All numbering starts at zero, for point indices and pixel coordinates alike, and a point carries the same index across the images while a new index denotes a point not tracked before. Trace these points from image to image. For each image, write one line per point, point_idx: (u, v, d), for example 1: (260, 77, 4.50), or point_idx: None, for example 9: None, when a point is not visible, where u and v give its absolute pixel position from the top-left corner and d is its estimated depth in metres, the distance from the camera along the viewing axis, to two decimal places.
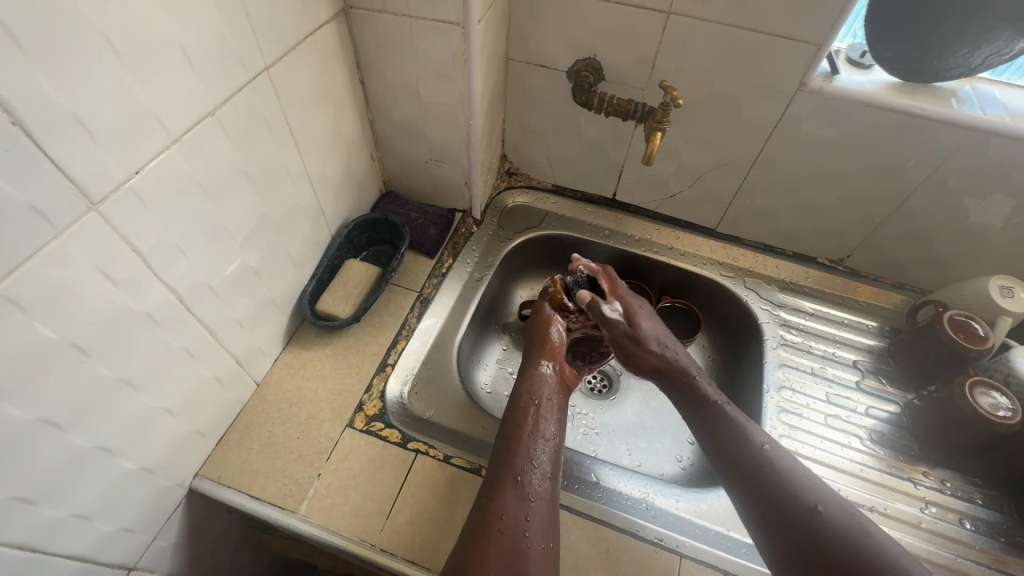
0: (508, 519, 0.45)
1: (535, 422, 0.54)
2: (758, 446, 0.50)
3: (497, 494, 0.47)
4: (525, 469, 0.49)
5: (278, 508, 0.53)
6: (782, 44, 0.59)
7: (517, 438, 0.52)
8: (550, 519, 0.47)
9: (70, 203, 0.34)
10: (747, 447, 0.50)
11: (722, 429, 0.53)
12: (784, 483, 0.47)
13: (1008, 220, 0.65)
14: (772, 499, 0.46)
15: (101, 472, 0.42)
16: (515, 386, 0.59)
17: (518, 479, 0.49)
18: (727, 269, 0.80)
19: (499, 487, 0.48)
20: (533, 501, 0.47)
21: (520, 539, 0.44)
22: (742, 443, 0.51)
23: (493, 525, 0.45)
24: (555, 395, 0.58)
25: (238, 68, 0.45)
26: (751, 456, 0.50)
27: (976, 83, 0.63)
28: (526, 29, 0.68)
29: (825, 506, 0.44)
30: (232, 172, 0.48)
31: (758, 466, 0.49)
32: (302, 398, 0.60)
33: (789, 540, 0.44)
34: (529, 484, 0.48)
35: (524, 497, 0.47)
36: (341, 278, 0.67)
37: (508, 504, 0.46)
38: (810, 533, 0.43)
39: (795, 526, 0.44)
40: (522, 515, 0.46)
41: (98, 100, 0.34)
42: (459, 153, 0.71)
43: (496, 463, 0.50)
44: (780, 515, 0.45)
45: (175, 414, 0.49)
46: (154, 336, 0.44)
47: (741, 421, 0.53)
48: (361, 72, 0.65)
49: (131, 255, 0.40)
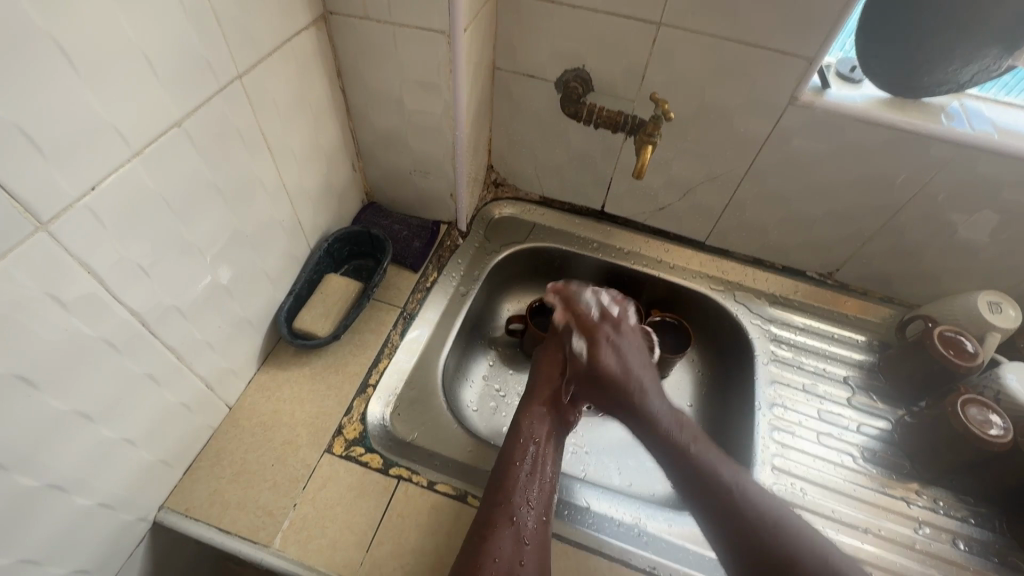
0: (501, 562, 0.44)
1: (531, 466, 0.53)
2: (724, 483, 0.50)
3: (491, 534, 0.46)
4: (520, 508, 0.49)
5: (250, 541, 0.50)
6: (773, 58, 0.58)
7: (511, 475, 0.51)
8: (543, 565, 0.46)
9: (16, 224, 0.31)
10: (713, 489, 0.50)
11: (691, 470, 0.52)
12: (751, 523, 0.48)
13: (995, 235, 0.65)
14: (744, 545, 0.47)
15: (52, 512, 0.39)
16: (513, 421, 0.57)
17: (513, 517, 0.48)
18: (717, 283, 0.79)
19: (492, 526, 0.47)
20: (527, 543, 0.47)
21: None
22: (710, 485, 0.50)
23: (486, 567, 0.44)
24: (551, 435, 0.57)
25: (209, 76, 0.43)
26: (718, 498, 0.49)
27: (964, 99, 0.62)
28: (513, 39, 0.67)
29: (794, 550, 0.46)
30: (201, 186, 0.45)
31: (731, 510, 0.48)
32: (278, 422, 0.57)
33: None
34: (523, 523, 0.48)
35: (517, 537, 0.46)
36: (321, 293, 0.64)
37: (502, 548, 0.45)
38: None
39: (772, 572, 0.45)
40: (516, 560, 0.45)
41: (46, 112, 0.31)
42: (444, 165, 0.69)
43: (489, 500, 0.49)
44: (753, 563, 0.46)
45: (138, 444, 0.46)
46: (112, 363, 0.41)
47: (704, 460, 0.52)
48: (341, 81, 0.63)
49: (87, 278, 0.37)
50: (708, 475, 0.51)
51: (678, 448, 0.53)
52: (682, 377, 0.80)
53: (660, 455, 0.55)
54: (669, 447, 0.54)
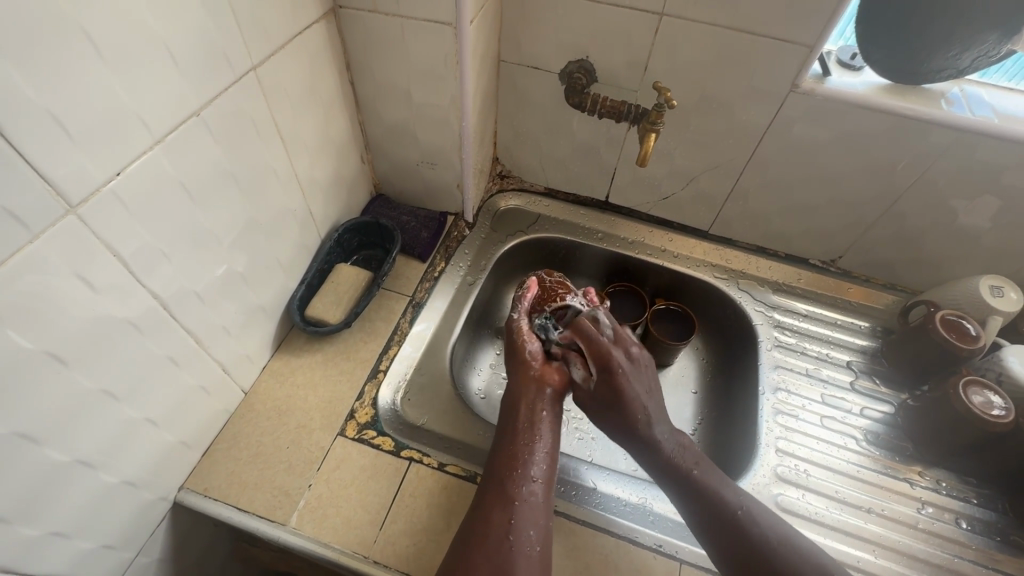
0: (492, 526, 0.45)
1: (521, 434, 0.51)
2: (736, 515, 0.48)
3: (485, 501, 0.48)
4: (516, 473, 0.49)
5: (268, 520, 0.51)
6: (773, 46, 0.59)
7: (507, 444, 0.51)
8: (536, 523, 0.46)
9: (48, 206, 0.33)
10: (726, 519, 0.48)
11: (704, 504, 0.49)
12: (766, 556, 0.46)
13: (995, 220, 0.66)
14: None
15: (80, 487, 0.41)
16: (506, 394, 0.56)
17: (509, 485, 0.48)
18: (721, 271, 0.80)
19: (487, 495, 0.48)
20: (520, 504, 0.47)
21: (505, 547, 0.44)
22: (724, 516, 0.48)
23: (479, 532, 0.45)
24: (548, 404, 0.54)
25: (225, 67, 0.44)
26: (733, 534, 0.47)
27: (964, 85, 0.63)
28: (518, 30, 0.68)
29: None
30: (216, 174, 0.46)
31: (740, 539, 0.47)
32: (292, 406, 0.59)
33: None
34: (517, 488, 0.48)
35: (510, 502, 0.47)
36: (332, 282, 0.66)
37: (494, 513, 0.46)
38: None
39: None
40: (508, 522, 0.46)
41: (75, 99, 0.33)
42: (450, 156, 0.71)
43: (491, 473, 0.50)
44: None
45: (160, 424, 0.47)
46: (137, 344, 0.42)
47: (715, 490, 0.50)
48: (350, 73, 0.64)
49: (112, 260, 0.38)
50: (715, 500, 0.49)
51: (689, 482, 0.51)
52: (686, 364, 0.81)
53: (671, 489, 0.51)
54: (680, 482, 0.51)
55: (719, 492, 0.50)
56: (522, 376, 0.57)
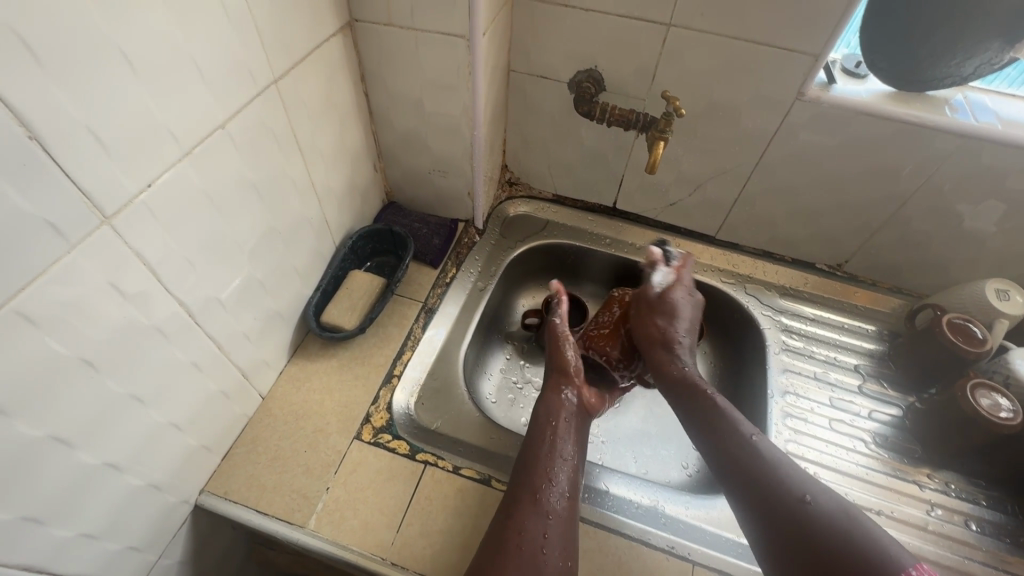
0: (526, 534, 0.46)
1: (552, 447, 0.54)
2: (748, 440, 0.50)
3: (516, 511, 0.48)
4: (544, 486, 0.50)
5: (287, 523, 0.52)
6: (780, 55, 0.60)
7: (535, 457, 0.53)
8: (568, 537, 0.47)
9: (84, 217, 0.34)
10: (741, 443, 0.50)
11: (721, 430, 0.52)
12: (771, 475, 0.47)
13: (1001, 224, 0.66)
14: (763, 499, 0.46)
15: (108, 489, 0.42)
16: (535, 407, 0.59)
17: (538, 497, 0.49)
18: (728, 276, 0.81)
19: (517, 504, 0.49)
20: (552, 517, 0.48)
21: (539, 555, 0.45)
22: (736, 442, 0.50)
23: (512, 539, 0.46)
24: (574, 418, 0.58)
25: (248, 81, 0.45)
26: (743, 456, 0.49)
27: (968, 92, 0.64)
28: (528, 41, 0.69)
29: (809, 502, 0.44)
30: (239, 184, 0.47)
31: (752, 460, 0.48)
32: (308, 411, 0.60)
33: (776, 537, 0.43)
34: (548, 501, 0.49)
35: (543, 512, 0.48)
36: (346, 289, 0.67)
37: (526, 523, 0.47)
38: (799, 532, 0.42)
39: (785, 520, 0.44)
40: (542, 533, 0.47)
41: (110, 114, 0.34)
42: (462, 164, 0.72)
43: (516, 484, 0.51)
44: (769, 516, 0.45)
45: (183, 428, 0.48)
46: (163, 350, 0.43)
47: (733, 420, 0.52)
48: (365, 84, 0.65)
49: (141, 268, 0.39)
50: (730, 426, 0.52)
51: (709, 412, 0.54)
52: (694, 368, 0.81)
53: (691, 420, 0.55)
54: (700, 409, 0.55)
55: (737, 422, 0.52)
56: (557, 382, 0.61)
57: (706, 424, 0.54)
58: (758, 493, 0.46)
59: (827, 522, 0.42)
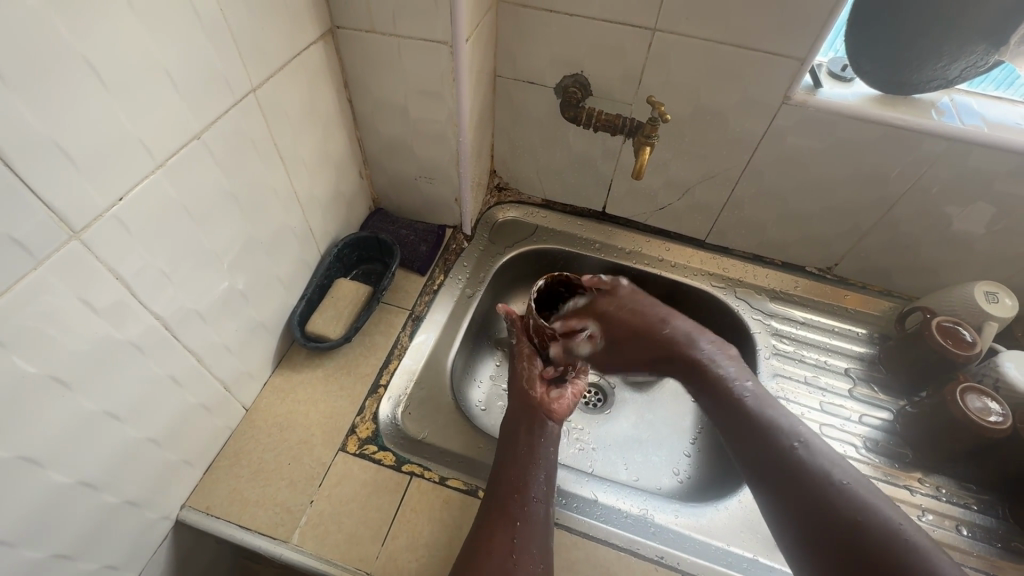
0: (495, 541, 0.46)
1: (525, 454, 0.53)
2: (790, 445, 0.52)
3: (486, 519, 0.48)
4: (517, 493, 0.50)
5: (269, 537, 0.51)
6: (765, 59, 0.60)
7: (510, 463, 0.53)
8: (541, 542, 0.47)
9: (52, 233, 0.33)
10: (786, 451, 0.51)
11: (762, 437, 0.53)
12: (816, 484, 0.48)
13: (990, 227, 0.66)
14: (803, 501, 0.48)
15: (83, 508, 0.41)
16: (507, 416, 0.58)
17: (511, 504, 0.49)
18: (718, 280, 0.81)
19: (490, 514, 0.49)
20: (521, 523, 0.48)
21: (508, 561, 0.45)
22: (780, 448, 0.52)
23: (482, 547, 0.46)
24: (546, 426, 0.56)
25: (225, 91, 0.45)
26: (786, 464, 0.51)
27: (954, 94, 0.64)
28: (513, 47, 0.69)
29: (856, 514, 0.45)
30: (218, 194, 0.47)
31: (794, 466, 0.50)
32: (293, 422, 0.59)
33: (814, 537, 0.46)
34: (518, 508, 0.49)
35: (512, 520, 0.48)
36: (332, 298, 0.66)
37: (496, 531, 0.47)
38: (841, 537, 0.45)
39: (831, 530, 0.45)
40: (510, 539, 0.47)
41: (78, 127, 0.33)
42: (448, 170, 0.71)
43: (491, 492, 0.51)
44: (807, 517, 0.47)
45: (162, 443, 0.47)
46: (139, 365, 0.43)
47: (776, 422, 0.54)
48: (348, 91, 0.65)
49: (114, 283, 0.39)
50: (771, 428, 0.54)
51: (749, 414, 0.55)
52: None
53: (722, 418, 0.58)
54: (738, 411, 0.56)
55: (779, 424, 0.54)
56: (522, 397, 0.58)
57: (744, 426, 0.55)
58: (800, 496, 0.48)
59: (874, 534, 0.44)
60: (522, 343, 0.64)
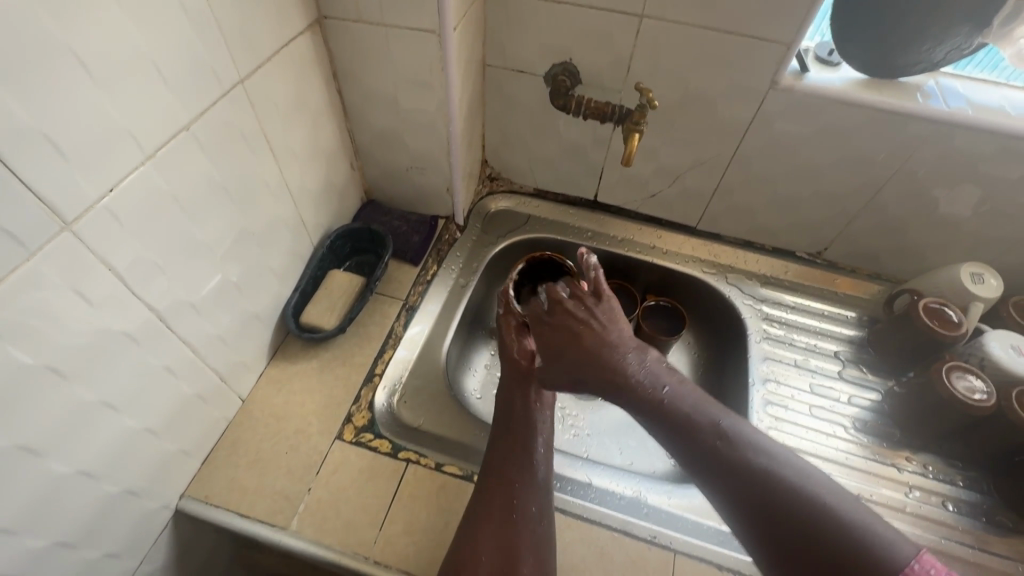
0: (495, 509, 0.49)
1: (519, 425, 0.56)
2: (713, 438, 0.45)
3: (486, 487, 0.51)
4: (517, 458, 0.53)
5: (268, 524, 0.52)
6: (752, 44, 0.60)
7: (506, 433, 0.56)
8: (540, 500, 0.51)
9: (44, 224, 0.34)
10: (708, 455, 0.45)
11: (682, 438, 0.46)
12: (758, 480, 0.42)
13: (976, 209, 0.67)
14: (751, 501, 0.42)
15: (83, 497, 0.41)
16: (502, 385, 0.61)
17: (510, 469, 0.52)
18: (709, 266, 0.81)
19: (488, 483, 0.52)
20: (520, 485, 0.51)
21: (509, 522, 0.49)
22: (704, 448, 0.45)
23: (482, 514, 0.49)
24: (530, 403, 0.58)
25: (213, 81, 0.45)
26: (716, 460, 0.44)
27: (940, 78, 0.64)
28: (503, 36, 0.69)
29: (799, 513, 0.40)
30: (208, 184, 0.47)
31: (723, 463, 0.44)
32: (290, 412, 0.60)
33: (770, 538, 0.40)
34: (516, 472, 0.52)
35: (511, 484, 0.51)
36: (326, 289, 0.66)
37: (495, 501, 0.50)
38: (793, 535, 0.39)
39: (782, 530, 0.40)
40: (511, 501, 0.50)
41: (68, 118, 0.34)
42: (439, 161, 0.71)
43: (489, 460, 0.54)
44: (758, 517, 0.41)
45: (159, 433, 0.48)
46: (135, 356, 0.43)
47: (688, 416, 0.47)
48: (337, 82, 0.65)
49: (108, 275, 0.39)
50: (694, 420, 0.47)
51: (661, 411, 0.48)
52: (678, 358, 0.82)
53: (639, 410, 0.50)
54: (651, 408, 0.49)
55: (698, 416, 0.47)
56: (514, 371, 0.61)
57: (660, 420, 0.48)
58: (746, 496, 0.42)
59: (823, 535, 0.38)
60: (509, 317, 0.65)
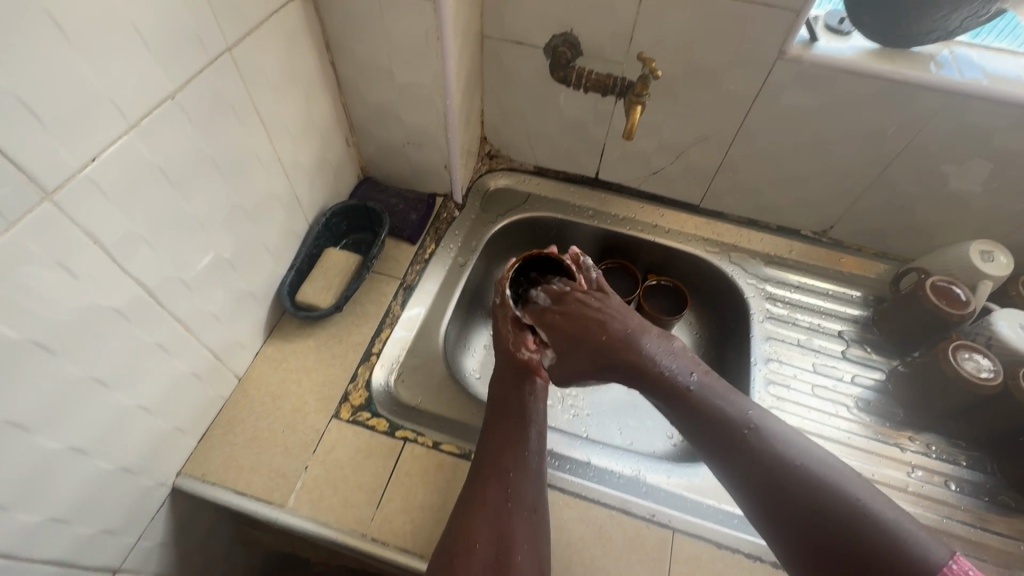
0: (488, 500, 0.48)
1: (512, 416, 0.54)
2: (741, 429, 0.46)
3: (479, 477, 0.50)
4: (510, 448, 0.51)
5: (265, 502, 0.52)
6: (760, 12, 0.57)
7: (498, 423, 0.53)
8: (533, 489, 0.50)
9: (23, 194, 0.33)
10: (735, 446, 0.45)
11: (710, 427, 0.47)
12: (786, 473, 0.43)
13: (987, 184, 0.65)
14: (779, 494, 0.42)
15: (75, 474, 0.41)
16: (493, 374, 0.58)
17: (502, 458, 0.51)
18: (712, 245, 0.80)
19: (481, 473, 0.50)
20: (513, 474, 0.50)
21: (502, 513, 0.48)
22: (731, 438, 0.46)
23: (475, 505, 0.48)
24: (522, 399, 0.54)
25: (198, 48, 0.43)
26: (744, 452, 0.45)
27: (955, 47, 0.62)
28: (500, 6, 0.66)
29: (830, 508, 0.40)
30: (196, 157, 0.46)
31: (751, 455, 0.44)
32: (286, 391, 0.59)
33: (795, 532, 0.41)
34: (508, 460, 0.51)
35: (503, 473, 0.50)
36: (321, 267, 0.66)
37: (486, 490, 0.49)
38: (821, 529, 0.39)
39: (809, 524, 0.40)
40: (503, 492, 0.49)
41: (44, 83, 0.32)
42: (436, 136, 0.70)
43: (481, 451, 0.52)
44: (785, 512, 0.41)
45: (153, 411, 0.48)
46: (125, 332, 0.42)
47: (716, 407, 0.48)
48: (331, 54, 0.63)
49: (94, 249, 0.38)
50: (721, 410, 0.48)
51: (687, 400, 0.49)
52: (679, 338, 0.81)
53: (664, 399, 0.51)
54: (679, 398, 0.50)
55: (725, 407, 0.48)
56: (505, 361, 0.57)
57: (686, 411, 0.49)
58: (774, 489, 0.42)
59: (852, 527, 0.39)
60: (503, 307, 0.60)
